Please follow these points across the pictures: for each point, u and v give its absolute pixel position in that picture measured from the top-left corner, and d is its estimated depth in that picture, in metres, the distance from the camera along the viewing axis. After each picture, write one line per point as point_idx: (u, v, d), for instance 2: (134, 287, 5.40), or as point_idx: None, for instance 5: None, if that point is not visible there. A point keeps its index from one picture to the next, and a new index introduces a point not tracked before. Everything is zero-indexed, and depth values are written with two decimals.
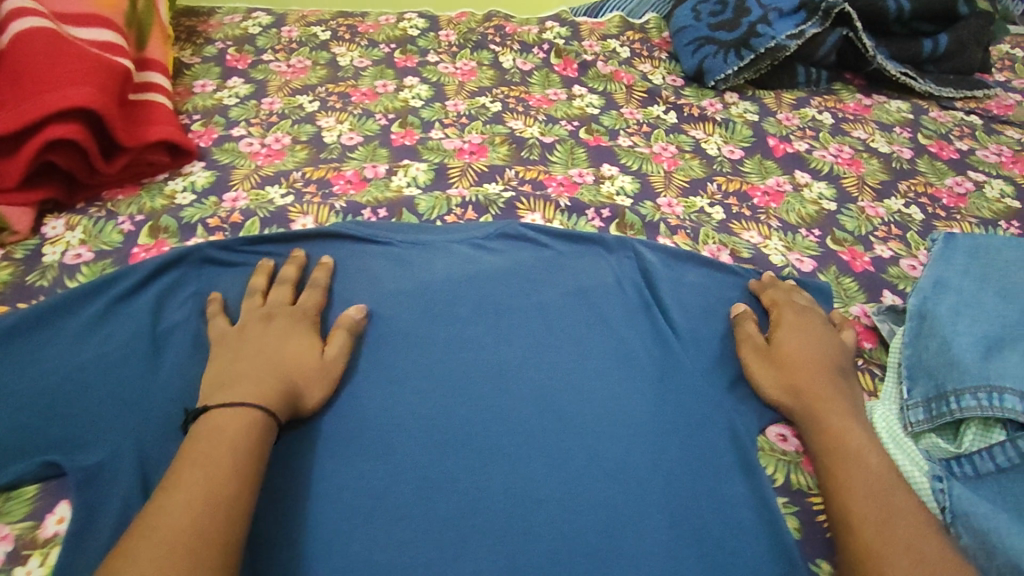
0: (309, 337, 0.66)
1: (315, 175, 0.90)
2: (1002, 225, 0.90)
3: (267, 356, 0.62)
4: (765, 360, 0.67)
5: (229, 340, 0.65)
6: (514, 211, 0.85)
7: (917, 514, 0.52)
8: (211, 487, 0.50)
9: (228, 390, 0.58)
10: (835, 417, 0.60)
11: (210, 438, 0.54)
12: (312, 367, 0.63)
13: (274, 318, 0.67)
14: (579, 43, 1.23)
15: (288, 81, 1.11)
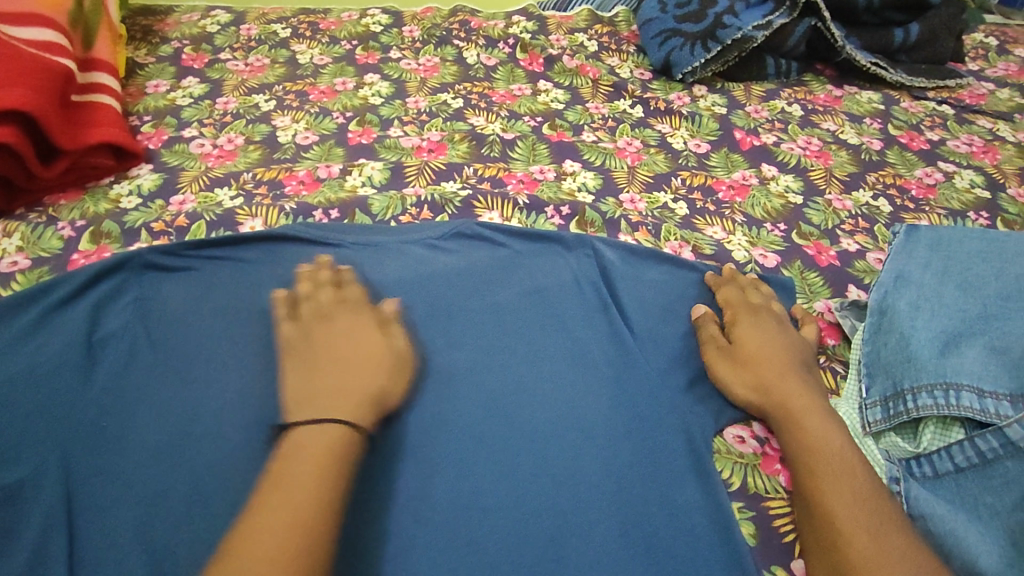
0: (374, 331, 0.63)
1: (266, 176, 0.87)
2: (971, 216, 0.88)
3: (342, 359, 0.59)
4: (730, 362, 0.64)
5: (297, 343, 0.61)
6: (471, 210, 0.82)
7: (878, 510, 0.50)
8: (299, 512, 0.47)
9: (315, 401, 0.55)
10: (803, 415, 0.58)
11: (297, 455, 0.51)
12: (385, 361, 0.60)
13: (332, 315, 0.63)
14: (546, 37, 1.20)
15: (245, 80, 1.08)
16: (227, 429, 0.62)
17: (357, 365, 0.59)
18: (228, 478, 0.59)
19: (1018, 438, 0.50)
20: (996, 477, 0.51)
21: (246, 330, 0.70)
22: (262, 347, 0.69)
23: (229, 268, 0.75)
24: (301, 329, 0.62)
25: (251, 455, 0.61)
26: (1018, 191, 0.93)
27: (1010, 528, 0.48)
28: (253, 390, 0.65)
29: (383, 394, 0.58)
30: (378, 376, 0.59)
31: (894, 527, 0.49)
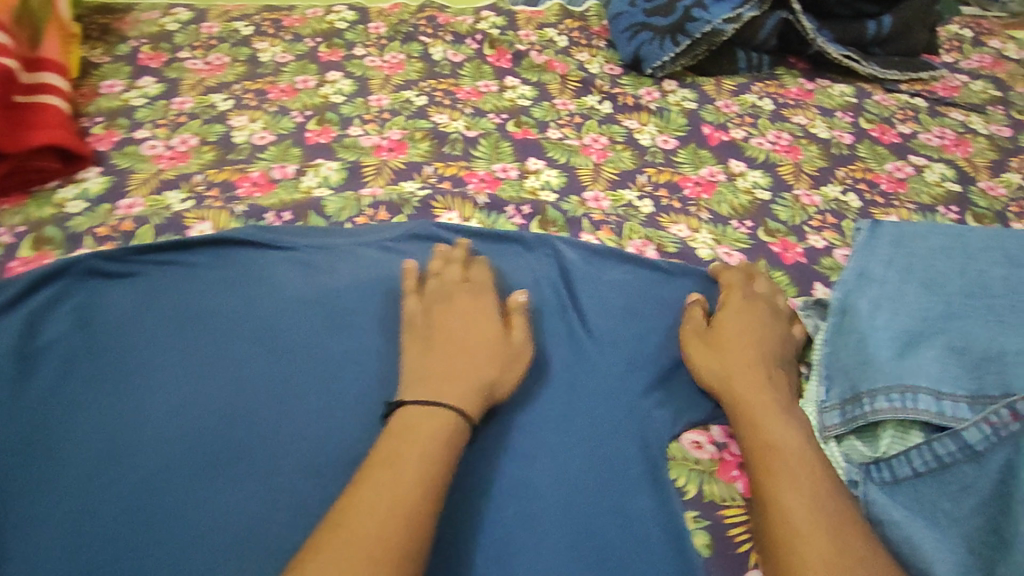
0: (492, 319, 0.63)
1: (219, 178, 0.85)
2: (941, 210, 0.86)
3: (459, 344, 0.59)
4: (701, 350, 0.63)
5: (418, 322, 0.63)
6: (430, 210, 0.80)
7: (831, 511, 0.49)
8: (402, 491, 0.48)
9: (424, 383, 0.56)
10: (761, 412, 0.56)
11: (401, 436, 0.52)
12: (498, 352, 0.60)
13: (453, 297, 0.64)
14: (514, 32, 1.17)
15: (203, 79, 1.05)
16: (164, 441, 0.59)
17: (471, 353, 0.59)
18: (162, 494, 0.56)
19: (975, 442, 0.49)
20: (953, 483, 0.50)
21: (190, 336, 0.67)
22: (205, 353, 0.66)
23: (176, 272, 0.72)
24: (424, 309, 0.64)
25: (187, 470, 0.58)
26: (989, 184, 0.92)
27: (968, 537, 0.48)
28: (193, 399, 0.62)
29: (494, 385, 0.58)
30: (487, 366, 0.58)
31: (843, 532, 0.47)
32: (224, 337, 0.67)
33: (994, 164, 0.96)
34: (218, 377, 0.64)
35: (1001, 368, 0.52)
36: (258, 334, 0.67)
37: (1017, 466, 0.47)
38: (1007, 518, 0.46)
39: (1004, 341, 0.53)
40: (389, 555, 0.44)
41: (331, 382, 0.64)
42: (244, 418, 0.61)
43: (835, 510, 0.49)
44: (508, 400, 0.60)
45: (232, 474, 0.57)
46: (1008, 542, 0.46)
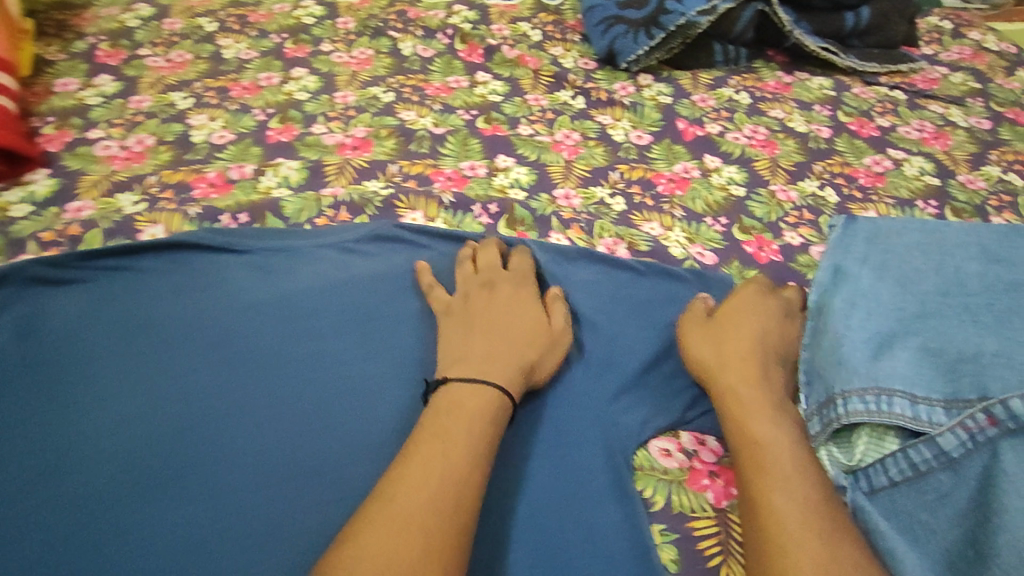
0: (531, 305, 0.62)
1: (174, 179, 0.81)
2: (920, 205, 0.85)
3: (499, 327, 0.58)
4: (697, 337, 0.61)
5: (456, 308, 0.62)
6: (393, 210, 0.77)
7: (818, 521, 0.45)
8: (452, 467, 0.46)
9: (467, 362, 0.55)
10: (748, 410, 0.53)
11: (446, 413, 0.50)
12: (540, 336, 0.59)
13: (495, 285, 0.63)
14: (487, 27, 1.14)
15: (163, 77, 1.00)
16: (102, 457, 0.55)
17: (515, 338, 0.58)
18: (98, 514, 0.52)
19: (950, 449, 0.47)
20: (930, 492, 0.48)
21: (135, 346, 0.62)
22: (151, 362, 0.61)
23: (124, 278, 0.68)
24: (462, 296, 0.63)
25: (125, 489, 0.54)
26: (968, 177, 0.90)
27: (947, 551, 0.46)
28: (136, 411, 0.58)
29: (534, 368, 0.57)
30: (527, 348, 0.57)
31: (832, 543, 0.44)
32: (172, 345, 0.62)
33: (974, 157, 0.94)
34: (163, 388, 0.60)
35: (976, 370, 0.50)
36: (208, 341, 0.63)
37: (993, 474, 0.45)
38: (985, 530, 0.44)
39: (979, 342, 0.52)
40: (439, 532, 0.43)
41: (287, 390, 0.60)
42: (191, 431, 0.57)
43: (823, 518, 0.45)
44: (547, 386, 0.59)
45: (173, 492, 0.53)
46: (986, 556, 0.43)
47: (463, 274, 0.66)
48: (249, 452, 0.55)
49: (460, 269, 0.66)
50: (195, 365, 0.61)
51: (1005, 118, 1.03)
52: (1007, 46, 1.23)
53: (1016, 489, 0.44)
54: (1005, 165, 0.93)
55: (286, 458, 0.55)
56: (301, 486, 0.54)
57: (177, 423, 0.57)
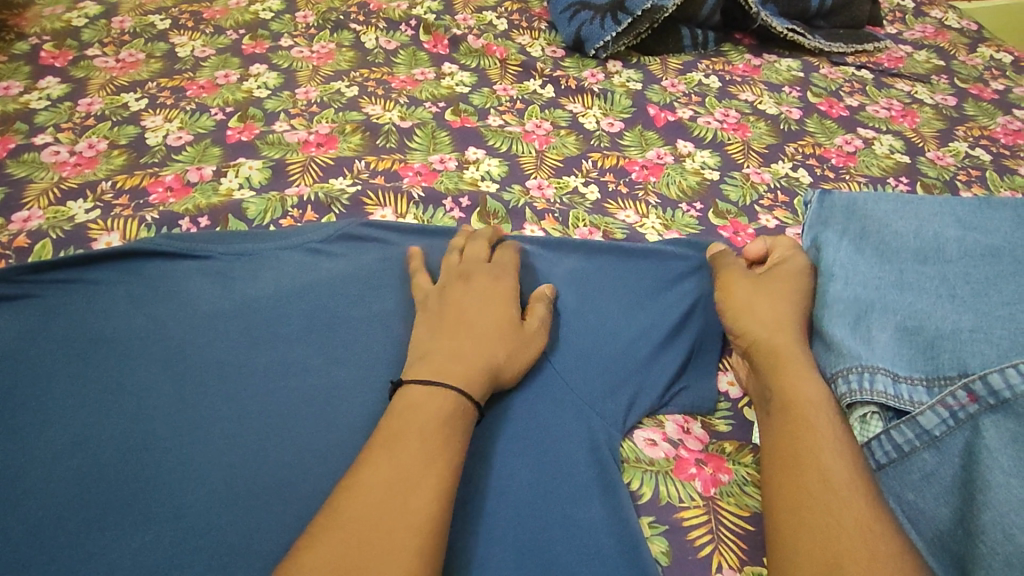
0: (507, 301, 0.59)
1: (128, 184, 0.78)
2: (891, 182, 0.85)
3: (472, 323, 0.56)
4: (742, 290, 0.60)
5: (432, 300, 0.60)
6: (362, 207, 0.75)
7: (832, 492, 0.44)
8: (400, 474, 0.44)
9: (430, 362, 0.53)
10: (795, 373, 0.52)
11: (398, 418, 0.48)
12: (510, 336, 0.56)
13: (471, 278, 0.61)
14: (451, 17, 1.12)
15: (114, 78, 0.96)
16: (59, 481, 0.52)
17: (484, 335, 0.55)
18: (57, 542, 0.49)
19: (932, 427, 0.47)
20: (914, 472, 0.47)
21: (90, 362, 0.59)
22: (106, 379, 0.58)
23: (75, 291, 0.64)
24: (440, 288, 0.61)
25: (85, 514, 0.51)
26: (937, 154, 0.90)
27: (938, 530, 0.45)
28: (92, 431, 0.55)
29: (501, 368, 0.54)
30: (496, 348, 0.55)
31: (857, 508, 0.43)
32: (130, 359, 0.59)
33: (941, 133, 0.95)
34: (121, 405, 0.56)
35: (955, 346, 0.50)
36: (166, 355, 0.60)
37: (975, 450, 0.45)
38: (972, 507, 0.44)
39: (956, 318, 0.51)
40: (390, 541, 0.41)
41: (256, 400, 0.57)
42: (151, 450, 0.54)
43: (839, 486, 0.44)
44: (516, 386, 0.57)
45: (135, 513, 0.51)
46: (974, 533, 0.43)
47: (446, 265, 0.64)
48: (214, 468, 0.53)
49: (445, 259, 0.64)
50: (154, 379, 0.58)
51: (969, 94, 1.04)
52: (968, 23, 1.24)
53: (998, 464, 0.43)
54: (971, 140, 0.94)
55: (255, 471, 0.53)
56: (270, 498, 0.51)
57: (138, 440, 0.54)
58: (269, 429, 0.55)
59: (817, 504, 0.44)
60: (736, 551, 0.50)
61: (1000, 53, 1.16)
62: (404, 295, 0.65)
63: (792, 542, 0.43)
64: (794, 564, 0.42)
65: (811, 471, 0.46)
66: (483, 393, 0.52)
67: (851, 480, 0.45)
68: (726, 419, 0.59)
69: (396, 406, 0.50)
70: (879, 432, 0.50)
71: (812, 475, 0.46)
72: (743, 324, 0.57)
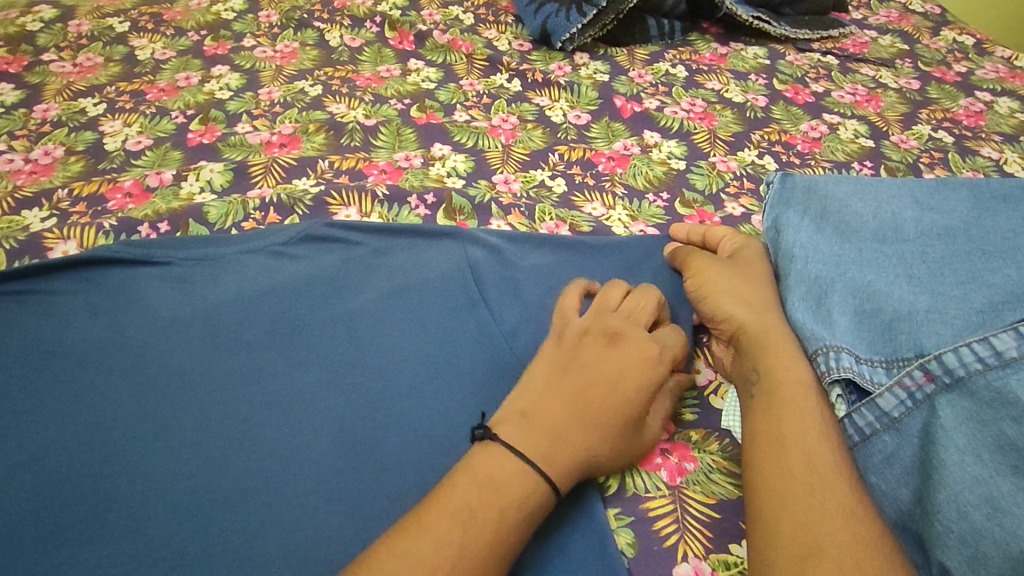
0: (641, 379, 0.52)
1: (85, 192, 0.76)
2: (856, 166, 0.85)
3: (590, 409, 0.50)
4: (721, 277, 0.59)
5: (569, 340, 0.55)
6: (325, 208, 0.74)
7: (806, 478, 0.44)
8: (467, 563, 0.42)
9: (525, 428, 0.49)
10: (778, 359, 0.52)
11: (479, 488, 0.45)
12: (623, 434, 0.51)
13: (616, 343, 0.54)
14: (417, 13, 1.11)
15: (71, 83, 0.94)
16: (15, 498, 0.51)
17: (598, 429, 0.50)
18: (11, 560, 0.48)
19: (891, 409, 0.47)
20: (875, 455, 0.48)
21: (47, 375, 0.58)
22: (64, 392, 0.57)
23: (30, 303, 0.62)
24: (582, 332, 0.55)
25: (42, 530, 0.50)
26: (901, 137, 0.91)
27: (898, 511, 0.46)
28: (48, 447, 0.54)
29: (599, 463, 0.50)
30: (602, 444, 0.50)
31: (829, 492, 0.44)
32: (89, 371, 0.58)
33: (905, 117, 0.96)
34: (78, 418, 0.55)
35: (911, 327, 0.51)
36: (126, 365, 0.58)
37: (932, 430, 0.45)
38: (928, 488, 0.44)
39: (913, 299, 0.52)
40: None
41: (219, 407, 0.56)
42: (112, 463, 0.53)
43: (811, 471, 0.45)
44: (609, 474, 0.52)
45: (95, 528, 0.50)
46: (930, 513, 0.43)
47: (601, 307, 0.57)
48: (177, 479, 0.52)
49: (604, 296, 0.58)
50: (113, 390, 0.57)
51: (932, 77, 1.05)
52: (931, 7, 1.26)
53: (953, 443, 0.44)
54: (934, 123, 0.95)
55: (218, 479, 0.52)
56: (236, 508, 0.51)
57: (96, 454, 0.53)
58: (233, 437, 0.54)
59: (799, 487, 0.44)
60: (702, 539, 0.50)
61: (963, 36, 1.17)
62: (369, 296, 0.65)
63: (771, 525, 0.43)
64: (776, 549, 0.42)
65: (793, 452, 0.46)
66: (569, 485, 0.49)
67: (829, 465, 0.45)
68: (692, 407, 0.59)
69: (485, 470, 0.47)
70: (845, 411, 0.50)
71: (793, 457, 0.46)
72: (727, 309, 0.57)
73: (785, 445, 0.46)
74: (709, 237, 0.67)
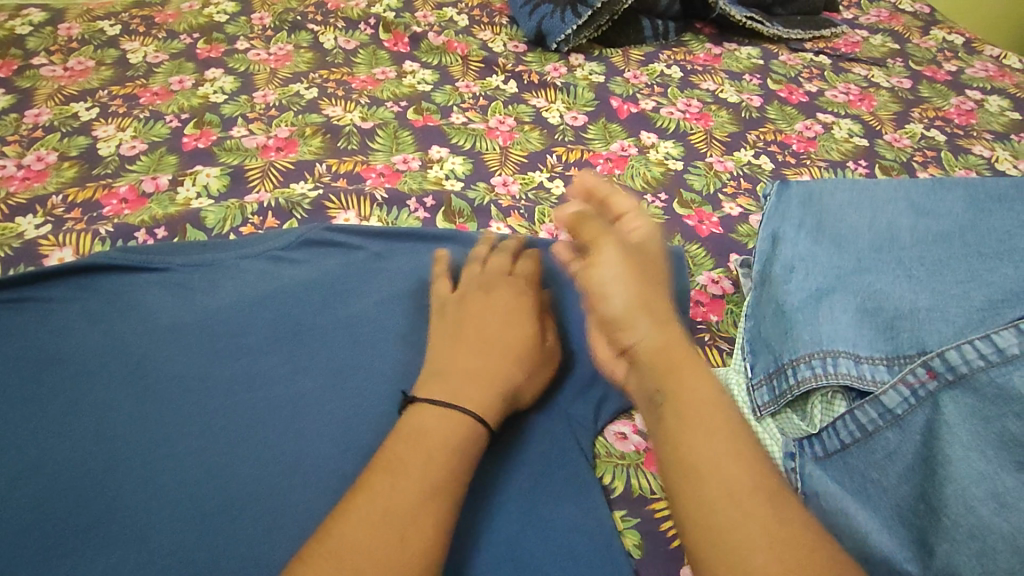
0: (528, 316, 0.57)
1: (80, 197, 0.75)
2: (850, 165, 0.86)
3: (484, 337, 0.54)
4: (617, 279, 0.52)
5: (450, 310, 0.58)
6: (324, 212, 0.74)
7: (731, 507, 0.40)
8: (400, 501, 0.42)
9: (440, 376, 0.51)
10: (679, 369, 0.47)
11: (405, 442, 0.46)
12: (530, 355, 0.55)
13: (494, 289, 0.59)
14: (411, 14, 1.11)
15: (62, 87, 0.93)
16: (14, 510, 0.50)
17: (502, 351, 0.53)
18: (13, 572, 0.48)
19: (894, 406, 0.48)
20: (878, 451, 0.48)
21: (44, 384, 0.57)
22: (63, 401, 0.56)
23: (25, 311, 0.62)
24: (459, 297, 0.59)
25: (43, 542, 0.49)
26: (894, 136, 0.92)
27: (899, 506, 0.46)
28: (47, 457, 0.53)
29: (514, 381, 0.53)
30: (518, 373, 0.53)
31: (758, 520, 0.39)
32: (87, 379, 0.57)
33: (898, 115, 0.96)
34: (77, 428, 0.55)
35: (913, 325, 0.51)
36: (125, 373, 0.58)
37: (936, 427, 0.46)
38: (933, 483, 0.44)
39: (914, 297, 0.52)
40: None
41: (220, 414, 0.56)
42: (113, 472, 0.52)
43: (735, 499, 0.40)
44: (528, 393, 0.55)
45: (98, 538, 0.49)
46: (936, 508, 0.43)
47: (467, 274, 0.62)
48: (179, 486, 0.52)
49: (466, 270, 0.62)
50: (113, 397, 0.56)
51: (923, 76, 1.06)
52: (920, 7, 1.27)
53: (958, 439, 0.44)
54: (927, 122, 0.96)
55: (222, 486, 0.52)
56: (239, 515, 0.50)
57: (97, 463, 0.53)
58: (236, 443, 0.54)
59: (717, 523, 0.39)
60: None
61: (952, 35, 1.19)
62: (372, 300, 0.65)
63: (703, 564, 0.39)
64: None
65: (709, 483, 0.41)
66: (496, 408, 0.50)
67: (749, 484, 0.40)
68: None
69: (404, 426, 0.47)
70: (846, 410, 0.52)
71: (708, 490, 0.40)
72: (631, 319, 0.50)
73: (701, 472, 0.41)
74: (609, 202, 0.62)
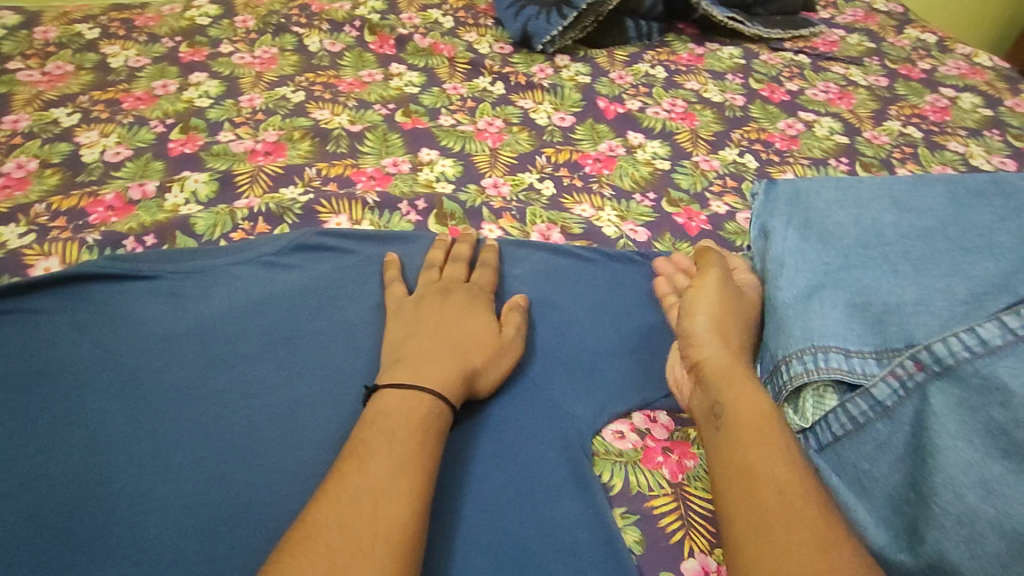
0: (482, 314, 0.60)
1: (64, 205, 0.74)
2: (832, 162, 0.88)
3: (440, 330, 0.57)
4: (712, 304, 0.59)
5: (407, 311, 0.60)
6: (315, 216, 0.74)
7: (788, 502, 0.44)
8: (370, 478, 0.44)
9: (398, 367, 0.53)
10: (738, 391, 0.53)
11: (371, 426, 0.49)
12: (488, 344, 0.57)
13: (450, 292, 0.61)
14: (396, 16, 1.10)
15: (41, 92, 0.91)
16: (5, 526, 0.49)
17: (459, 342, 0.56)
18: None
19: (884, 398, 0.50)
20: (869, 443, 0.50)
21: (35, 397, 0.56)
22: (56, 413, 0.55)
23: (14, 322, 0.61)
24: (417, 300, 0.61)
25: (38, 557, 0.48)
26: (873, 133, 0.95)
27: (891, 495, 0.47)
28: (43, 470, 0.52)
29: (474, 367, 0.55)
30: (475, 358, 0.55)
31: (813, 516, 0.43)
32: (80, 389, 0.57)
33: (876, 113, 0.99)
34: (70, 440, 0.54)
35: (900, 320, 0.53)
36: (119, 383, 0.57)
37: (924, 417, 0.48)
38: (923, 472, 0.46)
39: (901, 292, 0.54)
40: (361, 547, 0.40)
41: (217, 422, 0.56)
42: (110, 484, 0.52)
43: (794, 497, 0.45)
44: (491, 379, 0.56)
45: (94, 551, 0.48)
46: (926, 496, 0.45)
47: (425, 279, 0.64)
48: (177, 496, 0.51)
49: (425, 276, 0.64)
50: (107, 408, 0.56)
51: (899, 74, 1.09)
52: (894, 6, 1.30)
53: (946, 429, 0.46)
54: (904, 119, 0.98)
55: (222, 493, 0.52)
56: (240, 522, 0.50)
57: (92, 475, 0.52)
58: (235, 451, 0.54)
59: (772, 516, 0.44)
60: (706, 534, 0.52)
61: (925, 34, 1.22)
62: (367, 305, 0.65)
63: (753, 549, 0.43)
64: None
65: (762, 484, 0.46)
66: (457, 391, 0.53)
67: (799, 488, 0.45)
68: None
69: (368, 414, 0.50)
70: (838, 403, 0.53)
71: (760, 487, 0.45)
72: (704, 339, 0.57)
73: (760, 474, 0.46)
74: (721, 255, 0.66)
